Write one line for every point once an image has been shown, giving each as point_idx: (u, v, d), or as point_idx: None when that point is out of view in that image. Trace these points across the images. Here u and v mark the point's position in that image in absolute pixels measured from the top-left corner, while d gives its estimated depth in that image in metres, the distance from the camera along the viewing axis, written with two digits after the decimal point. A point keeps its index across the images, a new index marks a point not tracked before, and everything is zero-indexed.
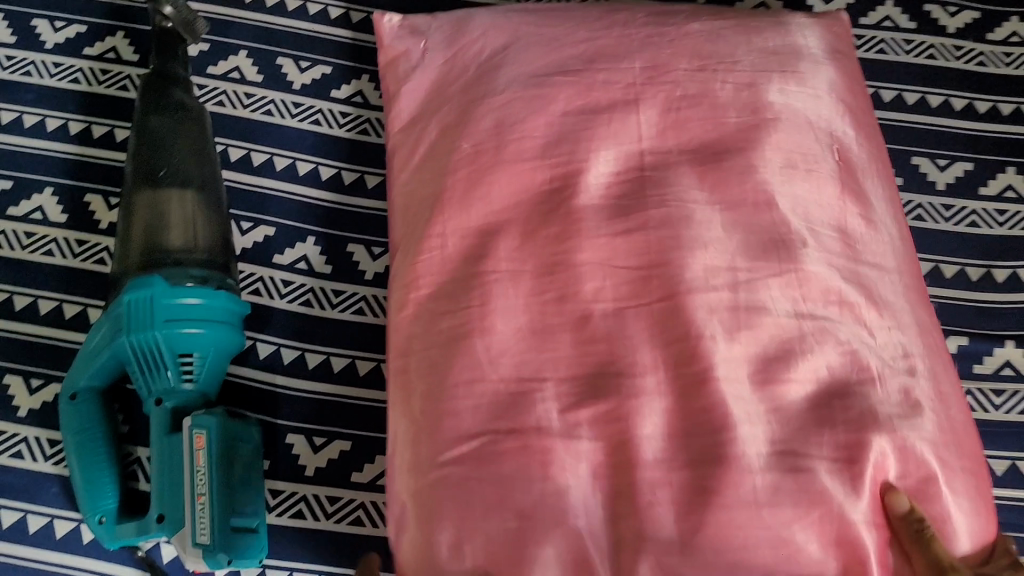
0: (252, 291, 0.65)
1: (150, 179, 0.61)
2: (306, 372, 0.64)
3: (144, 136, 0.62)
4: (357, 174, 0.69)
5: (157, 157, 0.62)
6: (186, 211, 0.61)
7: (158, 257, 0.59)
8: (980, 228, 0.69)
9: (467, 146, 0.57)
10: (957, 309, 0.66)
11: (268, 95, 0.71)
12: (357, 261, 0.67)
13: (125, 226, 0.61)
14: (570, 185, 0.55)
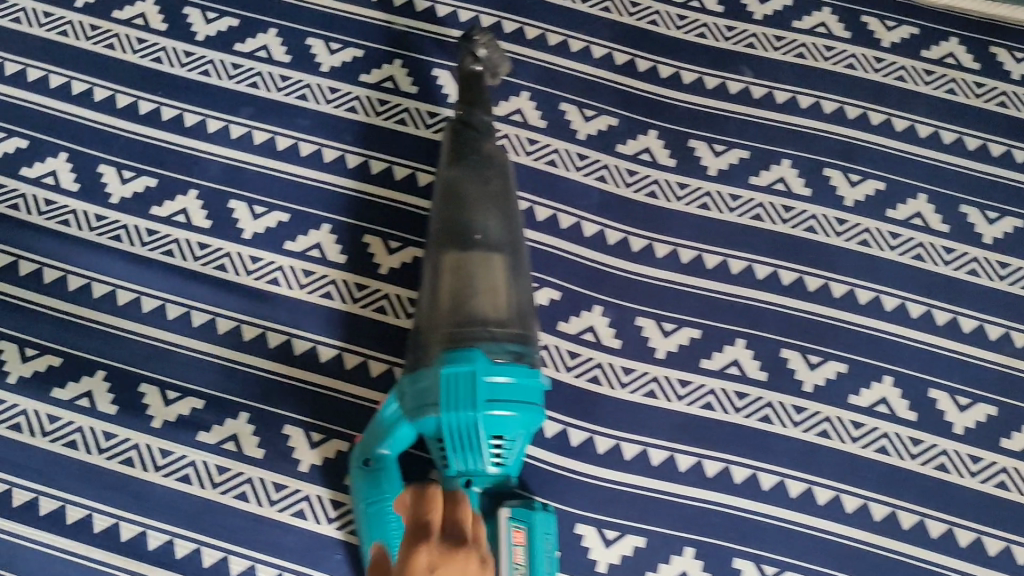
0: (112, 236, 0.65)
1: (468, 244, 0.57)
2: (163, 321, 0.63)
3: (455, 187, 0.60)
4: (245, 128, 0.69)
5: (466, 217, 0.58)
6: (514, 273, 0.57)
7: (486, 329, 0.54)
8: (870, 247, 0.68)
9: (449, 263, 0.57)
10: (816, 323, 0.65)
11: (160, 42, 0.72)
12: (236, 219, 0.66)
13: (433, 296, 0.57)
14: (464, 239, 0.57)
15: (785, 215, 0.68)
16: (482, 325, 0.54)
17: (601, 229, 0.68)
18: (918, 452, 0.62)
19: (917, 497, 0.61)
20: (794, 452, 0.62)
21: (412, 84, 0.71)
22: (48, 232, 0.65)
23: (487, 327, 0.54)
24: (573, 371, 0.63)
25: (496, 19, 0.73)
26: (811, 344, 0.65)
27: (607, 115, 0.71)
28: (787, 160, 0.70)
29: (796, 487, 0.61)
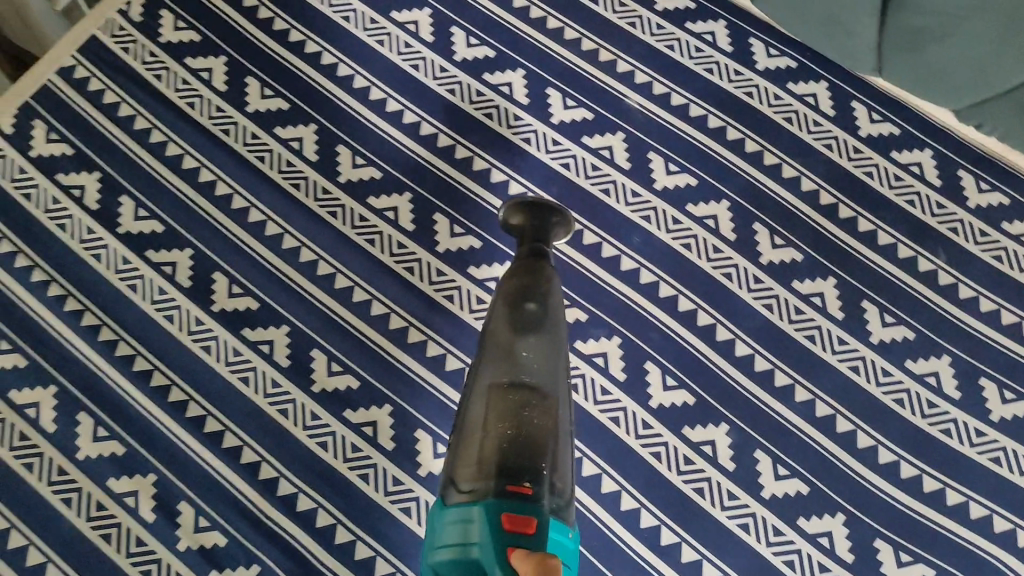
0: (328, 210, 0.74)
1: (523, 381, 0.59)
2: (348, 302, 0.71)
3: (519, 323, 0.62)
4: (469, 153, 0.76)
5: (523, 361, 0.60)
6: (560, 427, 0.58)
7: (539, 477, 0.54)
8: (999, 467, 0.68)
9: (501, 403, 0.58)
10: (921, 526, 0.67)
11: (423, 52, 0.80)
12: (436, 230, 0.74)
13: (475, 434, 0.57)
14: (509, 379, 0.59)
15: (926, 411, 0.70)
16: (537, 474, 0.54)
17: (753, 353, 0.71)
18: None
19: None
20: None
21: (627, 159, 0.77)
22: (281, 189, 0.75)
23: (540, 478, 0.54)
24: (682, 475, 0.68)
25: (723, 123, 0.78)
26: (907, 544, 0.66)
27: (793, 249, 0.75)
28: (948, 357, 0.71)
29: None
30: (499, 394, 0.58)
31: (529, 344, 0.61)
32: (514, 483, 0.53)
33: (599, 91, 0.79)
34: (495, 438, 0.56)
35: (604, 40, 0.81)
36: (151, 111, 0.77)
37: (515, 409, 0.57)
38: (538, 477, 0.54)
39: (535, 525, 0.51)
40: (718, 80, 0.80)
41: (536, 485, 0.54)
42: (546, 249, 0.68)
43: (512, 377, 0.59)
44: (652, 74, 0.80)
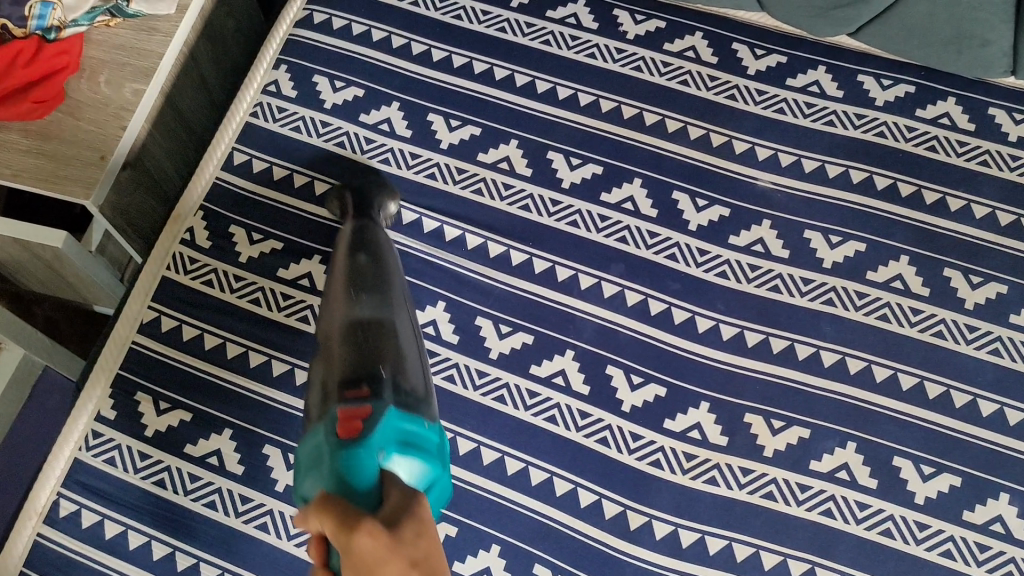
0: (494, 397, 0.65)
1: (388, 319, 0.57)
2: (553, 499, 0.63)
3: (356, 272, 0.60)
4: (618, 287, 0.69)
5: (360, 296, 0.58)
6: (405, 353, 0.56)
7: (378, 380, 0.52)
8: None
9: (385, 353, 0.55)
10: None
11: (527, 188, 0.72)
12: (615, 387, 0.65)
13: (341, 374, 0.53)
14: (348, 314, 0.57)
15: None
16: (374, 377, 0.52)
17: (1000, 407, 0.64)
18: None
19: None
20: None
21: (784, 248, 0.69)
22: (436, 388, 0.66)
23: (377, 381, 0.52)
24: (986, 565, 0.60)
25: (867, 173, 0.71)
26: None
27: (997, 281, 0.68)
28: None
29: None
30: (359, 341, 0.55)
31: (357, 279, 0.60)
32: (353, 390, 0.51)
33: (726, 179, 0.72)
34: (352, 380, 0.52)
35: (709, 120, 0.74)
36: (257, 340, 0.67)
37: (351, 333, 0.56)
38: (376, 380, 0.52)
39: (366, 410, 0.48)
40: (844, 130, 0.73)
41: (375, 387, 0.51)
42: (370, 212, 0.68)
43: (344, 312, 0.57)
44: (775, 146, 0.73)
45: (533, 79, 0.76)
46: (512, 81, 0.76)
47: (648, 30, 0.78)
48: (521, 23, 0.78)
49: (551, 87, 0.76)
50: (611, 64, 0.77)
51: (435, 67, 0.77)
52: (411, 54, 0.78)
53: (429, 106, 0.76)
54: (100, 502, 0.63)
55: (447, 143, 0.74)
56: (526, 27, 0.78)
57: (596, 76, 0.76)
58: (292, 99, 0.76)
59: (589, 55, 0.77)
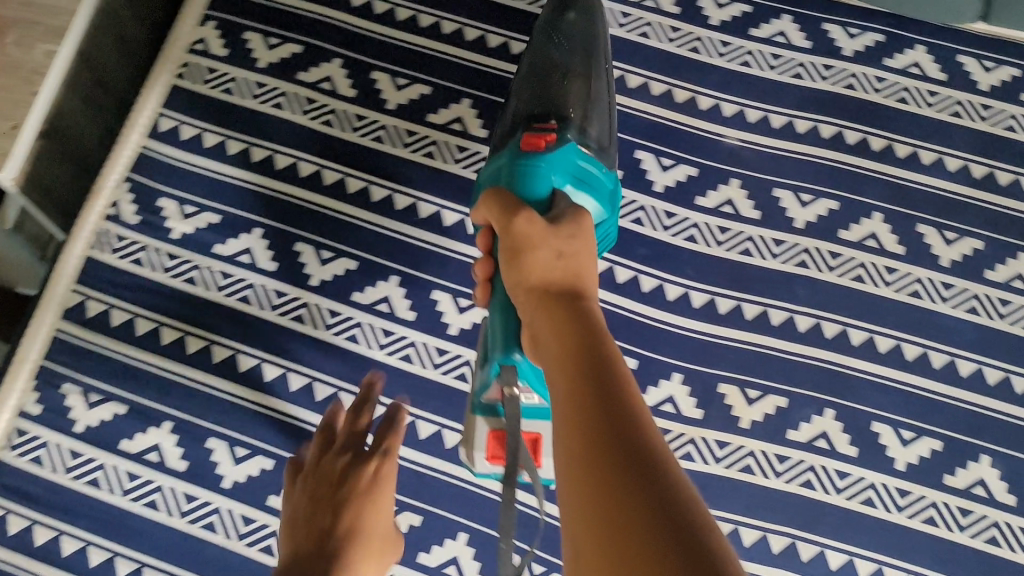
0: (455, 375, 0.62)
1: (579, 70, 0.60)
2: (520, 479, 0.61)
3: (562, 24, 0.62)
4: None
5: (558, 43, 0.61)
6: (588, 97, 0.59)
7: (547, 78, 0.59)
8: None
9: (559, 51, 0.61)
10: None
11: (484, 151, 0.68)
12: None
13: (536, 78, 0.60)
14: (563, 24, 0.62)
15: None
16: (566, 68, 0.60)
17: (980, 366, 0.62)
18: None
19: None
20: None
21: (754, 208, 0.66)
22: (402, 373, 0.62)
23: (559, 71, 0.60)
24: (970, 531, 0.59)
25: (838, 128, 0.68)
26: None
27: (971, 236, 0.66)
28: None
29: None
30: (559, 47, 0.61)
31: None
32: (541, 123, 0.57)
33: (692, 134, 0.68)
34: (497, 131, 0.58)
35: (673, 76, 0.69)
36: (192, 323, 0.62)
37: (540, 41, 0.62)
38: (567, 74, 0.59)
39: (553, 138, 0.55)
40: (812, 83, 0.69)
41: (562, 124, 0.57)
42: None
43: (558, 29, 0.63)
44: (740, 100, 0.69)
45: (483, 33, 0.70)
46: (460, 36, 0.70)
47: None
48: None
49: (503, 41, 0.70)
50: None
51: (379, 22, 0.70)
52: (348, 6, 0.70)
53: (372, 64, 0.69)
54: (29, 508, 0.58)
55: (394, 104, 0.68)
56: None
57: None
58: (222, 58, 0.69)
59: (543, 6, 0.70)
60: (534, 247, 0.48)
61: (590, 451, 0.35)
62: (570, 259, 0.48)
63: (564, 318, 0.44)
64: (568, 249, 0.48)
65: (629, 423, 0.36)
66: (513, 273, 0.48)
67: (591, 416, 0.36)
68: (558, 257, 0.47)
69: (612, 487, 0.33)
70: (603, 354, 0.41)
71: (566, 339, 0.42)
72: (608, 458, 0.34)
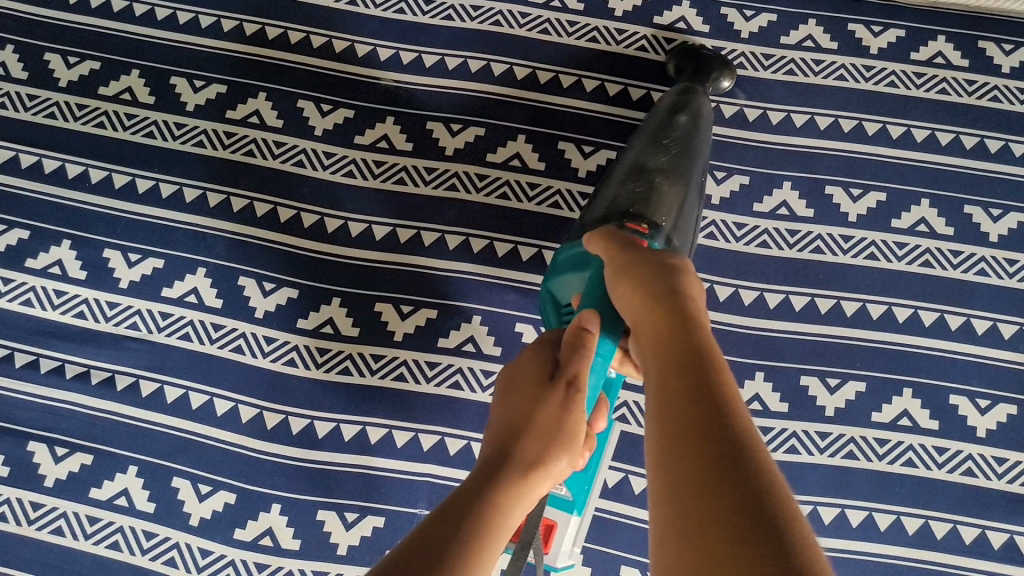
0: (285, 361, 0.66)
1: (683, 179, 0.60)
2: (342, 444, 0.64)
3: (672, 129, 0.64)
4: (388, 228, 0.69)
5: (667, 147, 0.62)
6: (681, 201, 0.59)
7: (695, 120, 0.65)
8: (989, 278, 0.68)
9: (706, 103, 0.68)
10: (987, 369, 0.66)
11: (299, 143, 0.71)
12: (385, 322, 0.67)
13: (686, 120, 0.65)
14: (679, 91, 0.68)
15: (955, 260, 0.68)
16: (701, 122, 0.65)
17: (761, 293, 0.68)
18: None
19: None
20: (973, 501, 0.64)
21: (540, 160, 0.71)
22: (225, 362, 0.66)
23: (696, 120, 0.65)
24: (769, 445, 0.65)
25: (621, 87, 0.73)
26: (981, 389, 0.66)
27: (740, 172, 0.71)
28: (926, 201, 0.70)
29: (970, 533, 0.63)
30: (698, 97, 0.67)
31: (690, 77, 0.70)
32: (634, 222, 0.56)
33: (481, 102, 0.72)
34: (677, 165, 0.61)
35: (461, 49, 0.74)
36: (7, 337, 0.66)
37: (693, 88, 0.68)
38: (700, 121, 0.65)
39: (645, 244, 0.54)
40: (607, 46, 0.74)
41: (652, 229, 0.56)
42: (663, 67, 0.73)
43: (681, 114, 0.65)
44: (531, 64, 0.73)
45: (285, 30, 0.74)
46: (254, 33, 0.74)
47: None
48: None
49: (303, 36, 0.73)
50: (374, 10, 0.74)
51: (179, 30, 0.74)
52: (146, 18, 0.74)
53: (170, 69, 0.73)
54: None
55: (192, 105, 0.72)
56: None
57: (342, 22, 0.74)
58: (23, 81, 0.72)
59: (350, 2, 0.74)
60: (649, 305, 0.44)
61: (692, 477, 0.32)
62: (670, 311, 0.44)
63: (666, 367, 0.40)
64: (664, 301, 0.44)
65: (704, 446, 0.33)
66: (642, 324, 0.44)
67: (699, 429, 0.34)
68: (659, 308, 0.44)
69: (730, 508, 0.30)
70: (707, 369, 0.38)
71: (667, 371, 0.39)
72: (716, 468, 0.32)
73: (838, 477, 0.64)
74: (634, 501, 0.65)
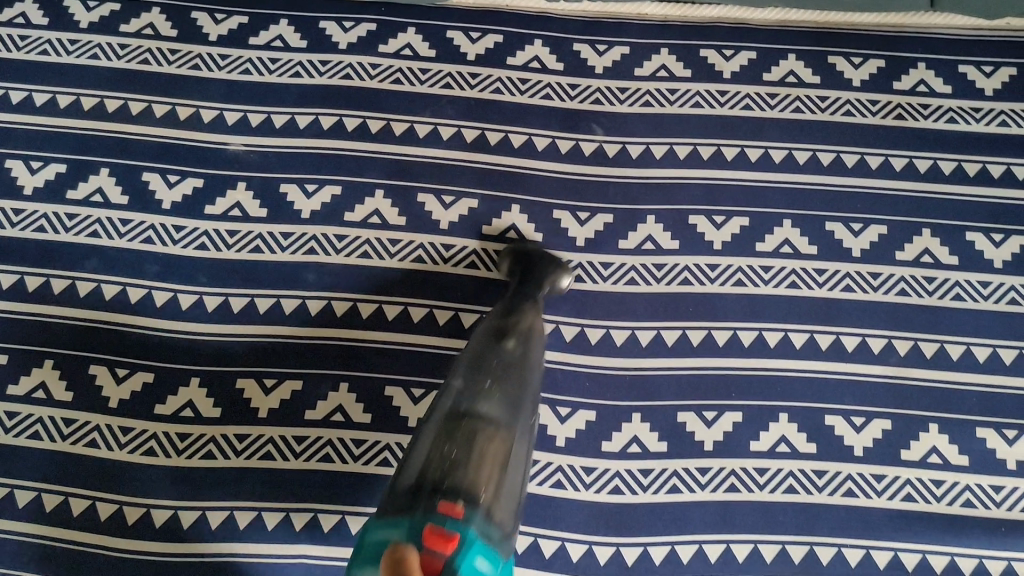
0: (143, 451, 0.63)
1: (510, 421, 0.52)
2: (208, 534, 0.61)
3: (489, 360, 0.55)
4: (246, 299, 0.66)
5: (485, 393, 0.52)
6: (492, 500, 0.46)
7: (502, 374, 0.54)
8: (854, 293, 0.68)
9: (517, 353, 0.56)
10: (869, 386, 0.65)
11: (146, 219, 0.68)
12: (248, 398, 0.64)
13: (517, 351, 0.56)
14: (513, 324, 0.58)
15: (985, 291, 0.67)
16: (510, 342, 0.56)
17: (632, 332, 0.67)
18: (1001, 499, 0.63)
19: (991, 543, 0.62)
20: (850, 523, 0.62)
21: (399, 215, 0.69)
22: (78, 458, 0.63)
23: (518, 353, 0.56)
24: (651, 488, 0.63)
25: (479, 131, 0.72)
26: (1009, 420, 0.64)
27: (603, 211, 0.70)
28: (928, 230, 0.69)
29: (995, 567, 0.61)
30: (523, 375, 0.55)
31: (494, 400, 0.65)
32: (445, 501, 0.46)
33: (335, 158, 0.71)
34: (492, 384, 0.53)
35: (316, 106, 0.72)
36: None
37: (471, 357, 0.55)
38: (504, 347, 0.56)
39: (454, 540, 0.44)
40: (461, 91, 0.73)
41: (468, 506, 0.46)
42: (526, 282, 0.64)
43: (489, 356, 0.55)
44: (385, 116, 0.72)
45: (125, 102, 0.72)
46: (90, 106, 0.72)
47: (231, 27, 0.74)
48: (114, 46, 0.73)
49: (145, 107, 0.72)
50: (218, 72, 0.73)
51: (13, 110, 0.71)
52: None
53: (5, 152, 0.70)
54: None
55: (30, 189, 0.69)
56: (120, 51, 0.73)
57: (186, 87, 0.72)
58: None
59: (192, 67, 0.73)
60: None
61: None
62: None
63: None
64: None
65: None
66: None
67: None
68: None
69: None
70: None
71: None
72: None
73: (718, 512, 0.62)
74: (518, 560, 0.61)
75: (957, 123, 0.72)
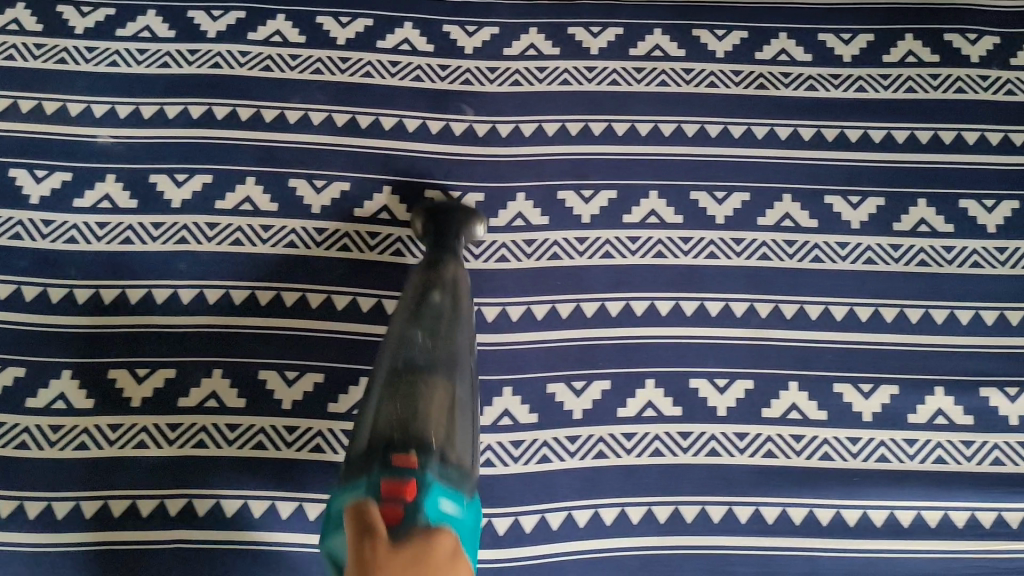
0: (15, 445, 0.63)
1: (440, 404, 0.50)
2: (81, 524, 0.62)
3: (411, 360, 0.52)
4: (117, 290, 0.67)
5: (410, 399, 0.50)
6: (441, 413, 0.50)
7: (434, 326, 0.56)
8: (718, 259, 0.70)
9: (435, 307, 0.57)
10: (733, 347, 0.67)
11: (14, 215, 0.68)
12: (120, 388, 0.65)
13: (436, 337, 0.55)
14: (423, 304, 0.58)
15: (895, 253, 0.70)
16: (430, 338, 0.55)
17: (503, 308, 0.68)
18: (857, 450, 0.65)
19: (848, 494, 0.64)
20: (711, 480, 0.64)
21: (271, 201, 0.70)
22: None
23: (437, 351, 0.54)
24: (521, 459, 0.64)
25: (349, 115, 0.73)
26: (863, 374, 0.67)
27: (474, 190, 0.71)
28: (788, 195, 0.71)
29: (852, 516, 0.64)
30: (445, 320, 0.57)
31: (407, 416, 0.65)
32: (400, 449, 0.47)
33: (206, 146, 0.71)
34: (420, 345, 0.54)
35: (185, 96, 0.72)
36: None
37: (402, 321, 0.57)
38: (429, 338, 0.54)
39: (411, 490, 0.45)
40: (332, 76, 0.74)
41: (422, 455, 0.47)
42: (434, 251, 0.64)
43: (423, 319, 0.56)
44: (255, 103, 0.72)
45: None
46: None
47: (98, 20, 0.74)
48: None
49: (10, 102, 0.71)
50: (85, 65, 0.73)
51: None
52: None
53: None
54: None
55: None
56: None
57: (53, 82, 0.72)
58: None
59: (59, 61, 0.73)
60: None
61: None
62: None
63: None
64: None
65: None
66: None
67: None
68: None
69: None
70: None
71: None
72: None
73: (586, 477, 0.64)
74: None
75: (816, 90, 0.74)
